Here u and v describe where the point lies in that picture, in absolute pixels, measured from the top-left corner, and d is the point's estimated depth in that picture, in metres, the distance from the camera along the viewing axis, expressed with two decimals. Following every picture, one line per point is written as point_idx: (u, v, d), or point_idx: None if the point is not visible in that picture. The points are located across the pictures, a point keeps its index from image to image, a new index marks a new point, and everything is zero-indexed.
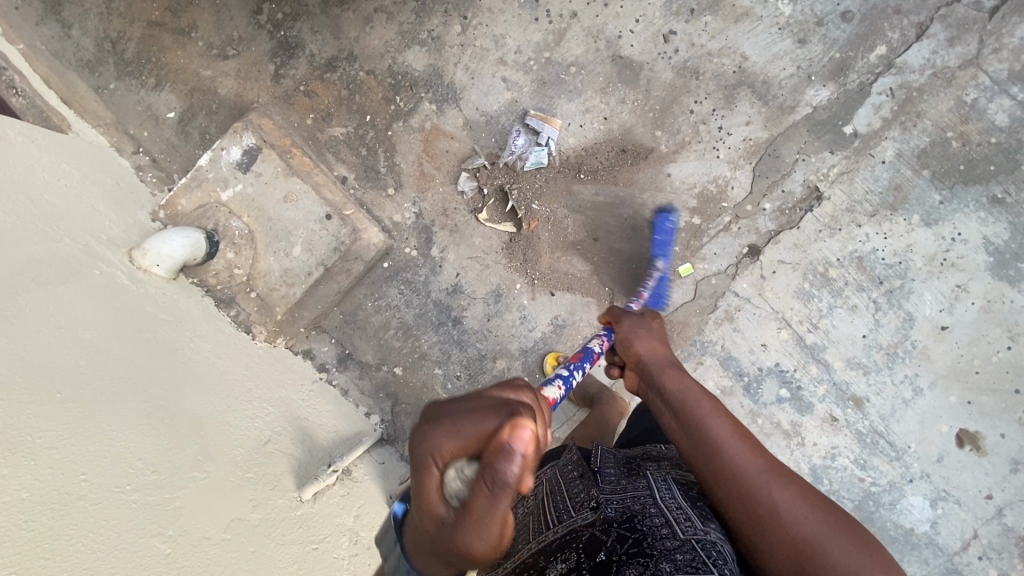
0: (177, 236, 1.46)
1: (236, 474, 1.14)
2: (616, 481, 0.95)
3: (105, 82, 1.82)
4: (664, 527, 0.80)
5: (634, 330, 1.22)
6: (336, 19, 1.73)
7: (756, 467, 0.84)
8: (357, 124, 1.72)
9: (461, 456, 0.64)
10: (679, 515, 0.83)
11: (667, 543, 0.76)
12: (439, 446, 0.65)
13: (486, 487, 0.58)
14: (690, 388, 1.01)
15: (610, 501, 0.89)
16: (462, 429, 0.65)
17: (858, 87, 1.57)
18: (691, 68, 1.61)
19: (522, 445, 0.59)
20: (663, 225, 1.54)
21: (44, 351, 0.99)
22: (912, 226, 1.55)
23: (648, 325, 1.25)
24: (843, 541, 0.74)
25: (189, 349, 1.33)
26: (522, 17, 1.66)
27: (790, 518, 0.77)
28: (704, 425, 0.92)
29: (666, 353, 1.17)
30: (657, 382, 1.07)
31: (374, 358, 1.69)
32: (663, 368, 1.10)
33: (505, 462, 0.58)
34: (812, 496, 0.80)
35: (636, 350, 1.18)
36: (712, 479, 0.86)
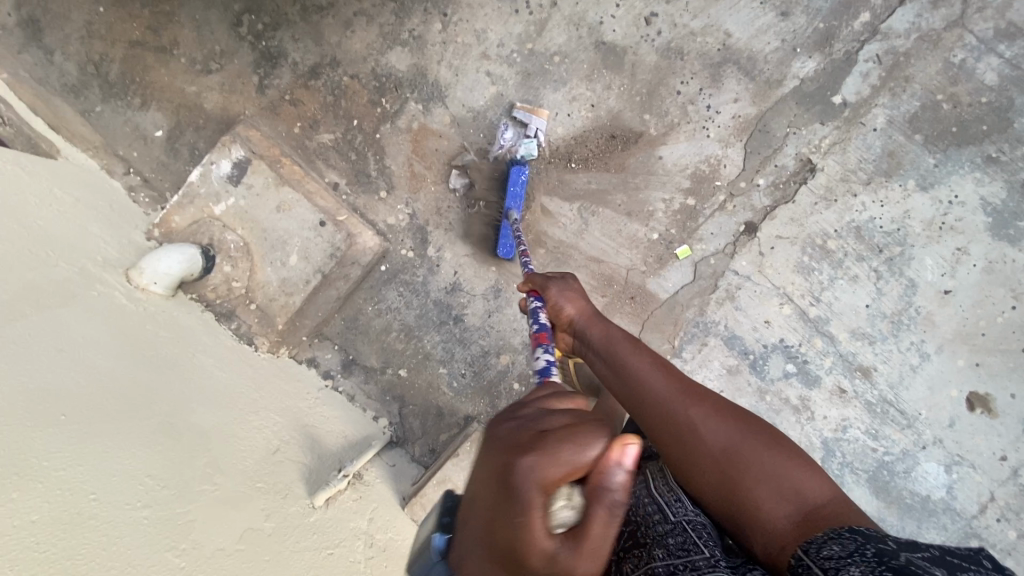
0: (173, 253, 1.46)
1: (246, 485, 1.14)
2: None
3: (90, 105, 1.82)
4: (654, 513, 0.84)
5: (560, 290, 1.08)
6: (316, 26, 1.73)
7: (715, 426, 0.80)
8: (345, 129, 1.72)
9: (556, 488, 0.49)
10: (666, 492, 0.87)
11: (658, 529, 0.81)
12: (531, 480, 0.49)
13: (607, 515, 0.49)
14: (629, 351, 0.93)
15: None
16: (550, 456, 0.50)
17: (844, 56, 1.56)
18: (676, 49, 1.60)
19: (634, 461, 0.50)
20: (565, 200, 1.62)
21: (47, 373, 1.00)
22: (908, 191, 1.54)
23: (570, 284, 1.11)
24: (759, 449, 0.78)
25: (192, 364, 1.33)
26: (502, 10, 1.66)
27: (712, 435, 0.79)
28: (656, 392, 0.85)
29: (594, 307, 1.07)
30: (584, 333, 1.02)
31: (378, 362, 1.69)
32: (589, 319, 1.03)
33: (616, 481, 0.49)
34: (731, 409, 0.83)
35: (566, 312, 1.06)
36: (643, 419, 0.85)
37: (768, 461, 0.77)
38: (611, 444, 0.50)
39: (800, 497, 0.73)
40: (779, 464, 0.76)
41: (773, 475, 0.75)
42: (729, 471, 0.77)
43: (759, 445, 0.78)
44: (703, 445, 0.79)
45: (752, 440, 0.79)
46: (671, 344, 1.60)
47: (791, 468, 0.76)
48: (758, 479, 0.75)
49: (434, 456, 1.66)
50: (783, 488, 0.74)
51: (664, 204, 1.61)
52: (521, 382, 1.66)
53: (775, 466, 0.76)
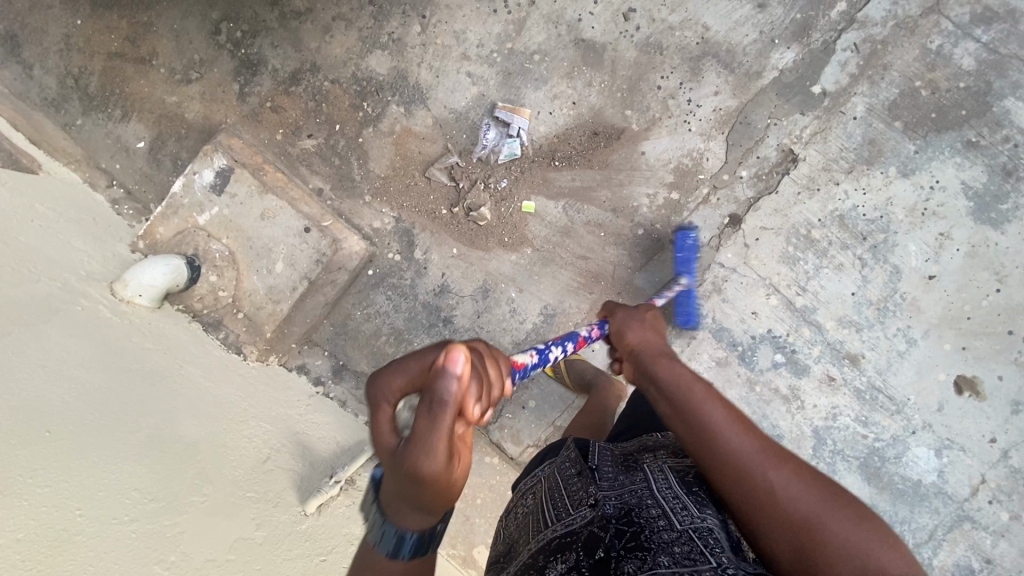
0: (158, 264, 1.45)
1: (237, 495, 1.14)
2: (614, 478, 0.95)
3: (71, 119, 1.82)
4: (659, 518, 0.81)
5: (627, 319, 1.16)
6: (295, 32, 1.72)
7: (795, 488, 0.78)
8: (327, 135, 1.71)
9: (411, 390, 0.72)
10: (674, 503, 0.84)
11: (664, 536, 0.78)
12: (388, 384, 0.72)
13: (428, 411, 0.64)
14: (703, 395, 0.91)
15: (608, 498, 0.89)
16: (405, 367, 0.73)
17: (822, 46, 1.56)
18: (655, 44, 1.60)
19: (458, 368, 0.65)
20: (685, 241, 1.51)
21: (31, 390, 1.00)
22: (889, 178, 1.55)
23: (642, 314, 1.18)
24: (840, 518, 0.74)
25: (179, 375, 1.33)
26: (480, 11, 1.66)
27: (790, 497, 0.77)
28: (729, 443, 0.83)
29: (662, 343, 1.10)
30: (648, 366, 1.04)
31: (369, 366, 1.69)
32: (658, 356, 1.06)
33: (444, 385, 0.64)
34: (813, 472, 0.80)
35: (629, 339, 1.13)
36: (706, 462, 0.84)
37: (852, 535, 0.72)
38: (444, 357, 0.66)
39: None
40: (859, 538, 0.72)
41: (855, 550, 0.71)
42: (807, 538, 0.73)
43: (839, 512, 0.74)
44: (779, 503, 0.77)
45: (832, 508, 0.75)
46: None
47: (878, 545, 0.71)
48: (841, 552, 0.71)
49: None
50: (866, 569, 0.69)
51: (648, 199, 1.62)
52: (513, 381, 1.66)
53: (861, 540, 0.72)
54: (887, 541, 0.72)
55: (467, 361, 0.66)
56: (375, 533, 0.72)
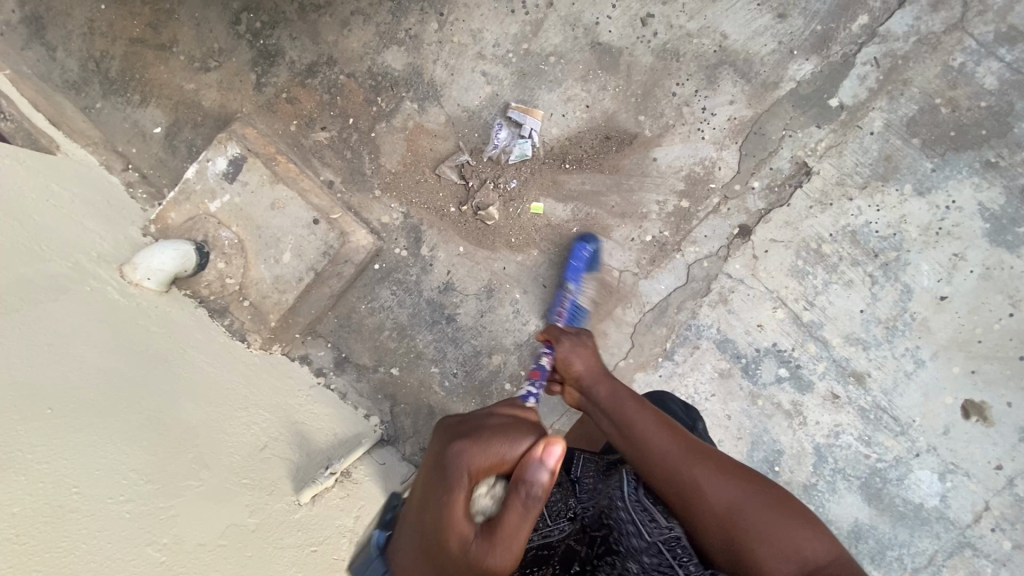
0: (167, 249, 1.47)
1: (234, 481, 1.14)
2: (592, 487, 1.03)
3: (91, 102, 1.84)
4: (630, 529, 0.91)
5: (570, 348, 1.15)
6: (314, 24, 1.74)
7: (722, 488, 0.86)
8: (340, 128, 1.72)
9: (491, 474, 0.77)
10: (643, 513, 0.91)
11: (634, 548, 0.89)
12: (471, 463, 0.77)
13: (521, 503, 0.73)
14: (637, 410, 0.97)
15: (586, 510, 1.00)
16: (491, 449, 0.78)
17: (842, 58, 1.54)
18: (672, 50, 1.59)
19: (553, 461, 0.75)
20: (579, 253, 1.57)
21: (36, 367, 1.01)
22: (904, 196, 1.52)
23: (585, 343, 1.19)
24: (759, 506, 0.84)
25: (182, 359, 1.34)
26: (498, 10, 1.66)
27: (719, 496, 0.85)
28: (663, 451, 0.90)
29: (602, 365, 1.14)
30: (586, 385, 1.10)
31: (371, 360, 1.70)
32: (595, 377, 1.11)
33: (534, 473, 0.74)
34: (733, 468, 0.89)
35: (573, 367, 1.14)
36: (644, 469, 0.91)
37: (773, 522, 0.82)
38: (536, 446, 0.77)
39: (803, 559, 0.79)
40: (779, 523, 0.82)
41: (776, 536, 0.81)
42: (735, 531, 0.82)
43: (761, 504, 0.84)
44: (710, 503, 0.85)
45: (754, 500, 0.85)
46: (663, 348, 1.59)
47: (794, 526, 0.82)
48: (763, 539, 0.81)
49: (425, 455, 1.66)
50: (785, 550, 0.79)
51: (658, 206, 1.61)
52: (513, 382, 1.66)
53: (780, 527, 0.82)
54: (802, 522, 0.82)
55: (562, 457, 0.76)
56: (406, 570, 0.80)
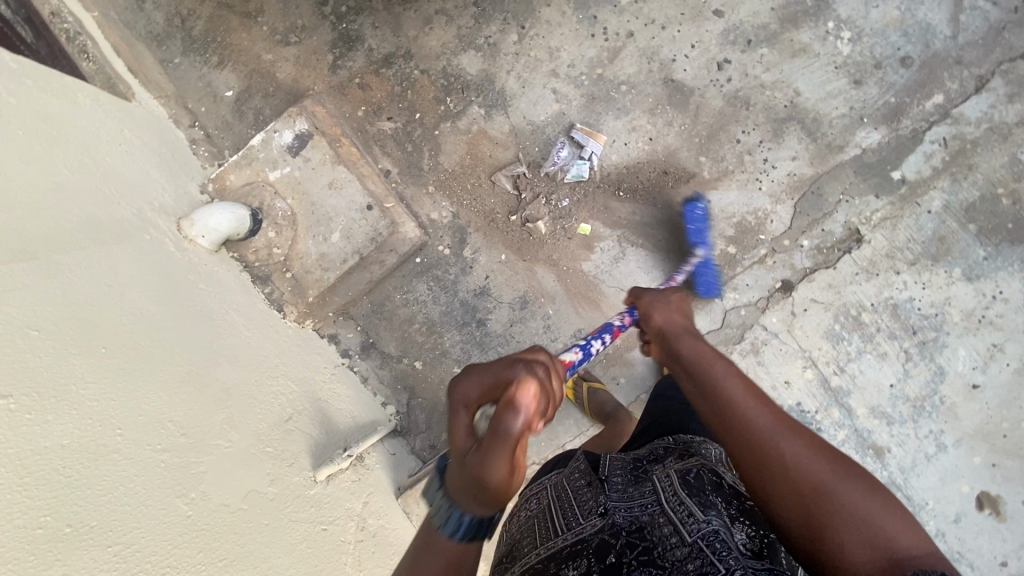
0: (224, 211, 1.50)
1: (258, 447, 1.16)
2: (623, 488, 0.94)
3: (170, 56, 1.90)
4: (670, 532, 0.79)
5: (652, 300, 1.28)
6: (397, 17, 1.78)
7: (803, 457, 0.79)
8: (406, 121, 1.77)
9: (486, 399, 0.83)
10: (680, 510, 0.82)
11: (675, 551, 0.76)
12: (466, 385, 0.85)
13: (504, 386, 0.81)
14: (722, 370, 0.99)
15: (618, 509, 0.89)
16: (481, 377, 0.85)
17: (911, 134, 1.55)
18: (743, 98, 1.61)
19: (524, 396, 0.76)
20: (692, 213, 1.54)
21: (94, 308, 1.05)
22: (952, 279, 1.52)
23: (668, 296, 1.30)
24: (844, 479, 0.75)
25: (223, 319, 1.37)
26: (579, 32, 1.69)
27: (798, 466, 0.79)
28: (743, 411, 0.89)
29: (685, 325, 1.22)
30: (674, 345, 1.15)
31: (397, 350, 1.72)
32: (680, 334, 1.18)
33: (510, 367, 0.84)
34: (817, 441, 0.82)
35: (654, 321, 1.25)
36: (724, 430, 0.89)
37: (861, 501, 0.72)
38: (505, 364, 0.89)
39: (892, 546, 0.68)
40: (867, 503, 0.72)
41: (862, 517, 0.71)
42: (812, 501, 0.74)
43: (842, 476, 0.76)
44: (788, 469, 0.79)
45: (844, 479, 0.75)
46: None
47: (889, 515, 0.70)
48: (845, 516, 0.71)
49: (434, 452, 1.68)
50: (869, 534, 0.69)
51: None
52: None
53: (869, 509, 0.72)
54: (897, 512, 0.71)
55: (535, 393, 0.77)
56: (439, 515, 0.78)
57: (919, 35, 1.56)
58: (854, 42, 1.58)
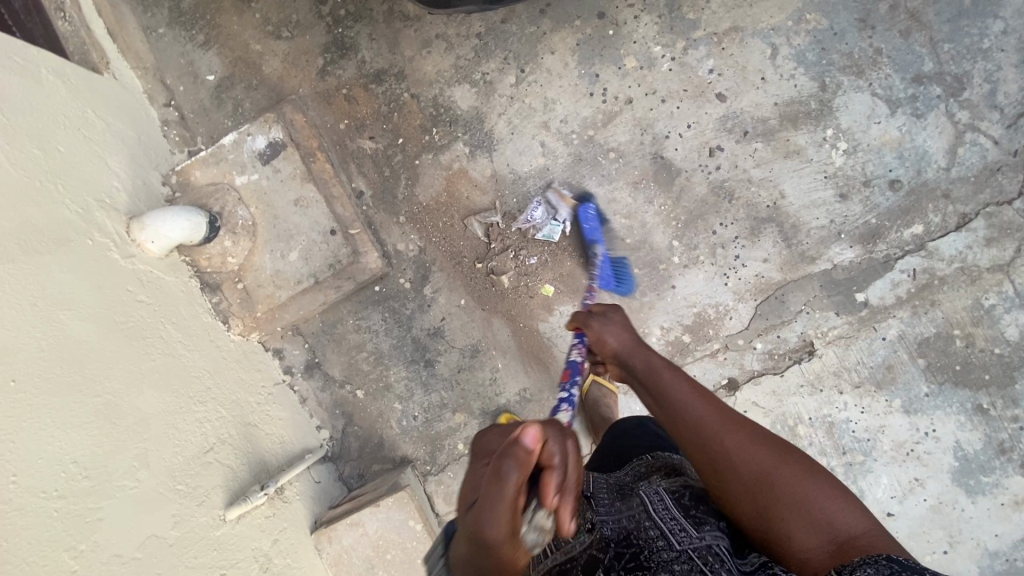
0: (180, 217, 1.44)
1: (168, 485, 1.15)
2: (610, 503, 0.99)
3: (155, 25, 1.82)
4: (659, 539, 0.90)
5: (603, 326, 1.19)
6: (396, 33, 1.71)
7: (755, 453, 0.89)
8: (387, 144, 1.72)
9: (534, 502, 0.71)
10: (673, 524, 0.91)
11: (663, 555, 0.87)
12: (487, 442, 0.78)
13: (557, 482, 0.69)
14: (667, 375, 1.03)
15: (606, 522, 0.94)
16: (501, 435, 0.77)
17: (884, 258, 1.54)
18: (727, 189, 1.58)
19: (539, 446, 0.68)
20: (585, 214, 1.57)
21: (12, 330, 1.01)
22: (891, 408, 1.55)
23: (613, 318, 1.21)
24: (792, 471, 0.87)
25: (159, 335, 1.34)
26: (578, 88, 1.63)
27: (746, 462, 0.88)
28: (696, 417, 0.95)
29: (636, 339, 1.16)
30: (627, 362, 1.12)
31: (340, 374, 1.71)
32: (633, 350, 1.13)
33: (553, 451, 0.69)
34: (768, 440, 0.91)
35: (609, 344, 1.17)
36: (680, 440, 0.96)
37: (808, 491, 0.85)
38: (515, 436, 0.68)
39: (834, 528, 0.81)
40: (820, 493, 0.84)
41: (811, 508, 0.83)
42: (765, 497, 0.86)
43: (790, 468, 0.87)
44: (746, 475, 0.88)
45: (791, 469, 0.87)
46: None
47: (830, 498, 0.83)
48: (797, 508, 0.83)
49: (360, 482, 1.69)
50: (815, 518, 0.82)
51: (661, 331, 1.61)
52: (466, 445, 1.69)
53: (812, 496, 0.84)
54: (832, 489, 0.85)
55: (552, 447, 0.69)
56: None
57: (914, 160, 1.54)
58: (848, 154, 1.55)
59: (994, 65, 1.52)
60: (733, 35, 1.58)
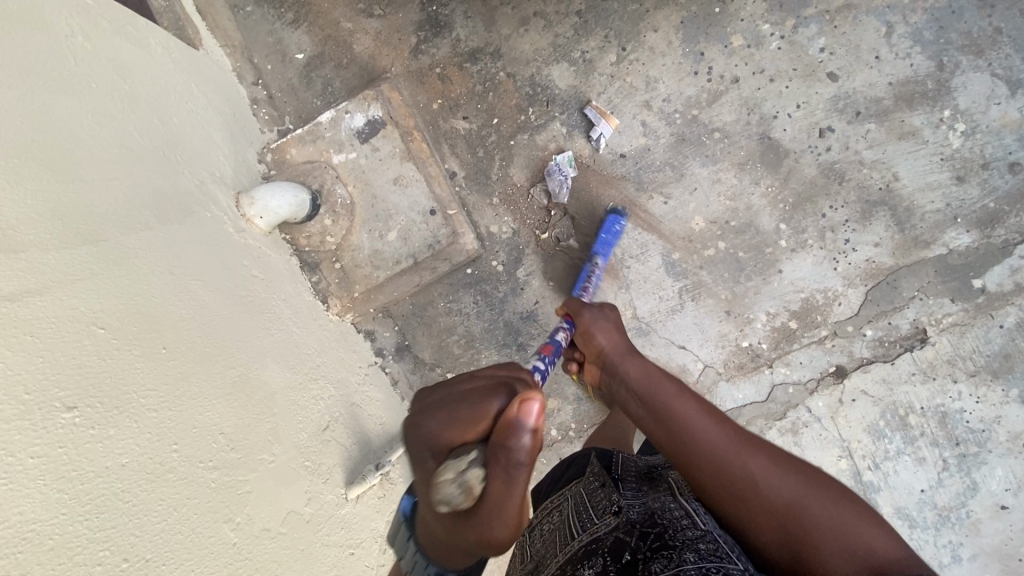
0: (286, 193, 1.42)
1: (298, 462, 1.13)
2: (636, 487, 1.01)
3: (243, 3, 1.81)
4: (684, 521, 0.86)
5: (595, 321, 1.29)
6: (492, 11, 1.68)
7: (772, 474, 0.86)
8: (481, 124, 1.69)
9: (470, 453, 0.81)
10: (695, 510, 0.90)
11: (687, 536, 0.82)
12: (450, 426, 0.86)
13: (502, 468, 0.78)
14: (676, 393, 1.03)
15: (632, 505, 0.94)
16: (465, 419, 0.85)
17: (1002, 243, 1.50)
18: (838, 171, 1.54)
19: (532, 421, 0.78)
20: (662, 274, 1.55)
21: (154, 298, 0.98)
22: (1007, 398, 1.50)
23: (606, 317, 1.33)
24: (813, 495, 0.82)
25: (273, 311, 1.32)
26: (682, 67, 1.60)
27: (769, 484, 0.85)
28: (707, 436, 0.93)
29: (626, 345, 1.26)
30: (619, 371, 1.18)
31: (431, 358, 1.69)
32: (623, 356, 1.21)
33: (516, 437, 0.77)
34: (785, 461, 0.88)
35: (596, 341, 1.27)
36: (691, 460, 0.92)
37: (830, 510, 0.80)
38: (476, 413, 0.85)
39: (870, 552, 0.73)
40: (832, 510, 0.80)
41: (840, 530, 0.77)
42: (791, 520, 0.81)
43: (814, 490, 0.83)
44: (765, 496, 0.84)
45: (814, 492, 0.83)
46: None
47: (863, 522, 0.77)
48: (822, 529, 0.78)
49: None
50: (851, 543, 0.75)
51: (766, 316, 1.57)
52: (559, 432, 1.66)
53: (834, 517, 0.79)
54: (844, 507, 0.80)
55: (540, 414, 0.79)
56: (407, 559, 0.92)
57: None
58: (967, 136, 1.51)
59: None
60: (845, 13, 1.54)
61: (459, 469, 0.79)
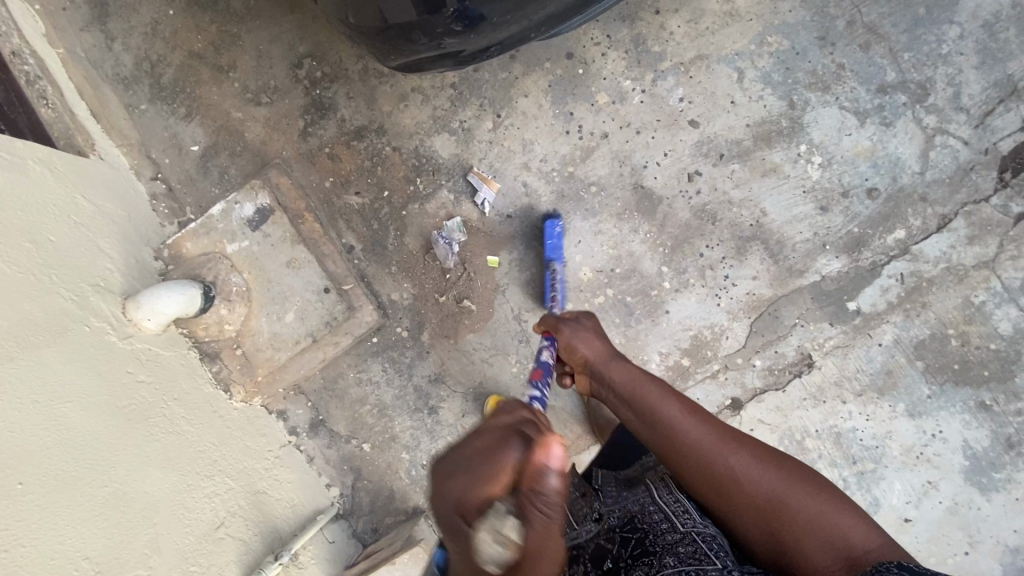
0: (172, 292, 1.45)
1: (180, 569, 1.19)
2: (615, 492, 1.07)
3: (137, 101, 1.83)
4: (663, 524, 0.95)
5: (573, 334, 1.17)
6: (372, 89, 1.75)
7: (757, 471, 0.90)
8: (373, 197, 1.74)
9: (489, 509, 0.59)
10: (674, 508, 0.98)
11: (667, 538, 0.92)
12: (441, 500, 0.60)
13: (538, 511, 0.60)
14: (655, 393, 1.01)
15: (611, 511, 1.01)
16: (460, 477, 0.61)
17: (870, 265, 1.57)
18: (710, 212, 1.61)
19: (558, 462, 0.62)
20: (627, 232, 1.59)
21: (14, 431, 1.00)
22: (895, 413, 1.55)
23: (585, 325, 1.19)
24: (794, 487, 0.88)
25: (162, 413, 1.35)
26: (554, 127, 1.67)
27: (752, 480, 0.89)
28: (691, 437, 0.94)
29: (609, 348, 1.15)
30: (602, 376, 1.10)
31: (346, 430, 1.71)
32: (609, 361, 1.11)
33: (548, 482, 0.60)
34: (771, 458, 0.91)
35: (579, 352, 1.15)
36: (675, 460, 0.95)
37: (808, 504, 0.86)
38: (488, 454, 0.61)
39: (847, 544, 0.81)
40: (815, 505, 0.86)
41: (815, 521, 0.84)
42: (777, 520, 0.86)
43: (792, 484, 0.88)
44: (750, 488, 0.89)
45: (794, 485, 0.88)
46: None
47: (837, 511, 0.84)
48: (804, 522, 0.84)
49: (375, 535, 1.70)
50: (828, 537, 0.82)
51: (660, 356, 1.62)
52: None
53: (818, 511, 0.85)
54: (828, 503, 0.86)
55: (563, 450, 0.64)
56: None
57: (889, 167, 1.57)
58: (824, 167, 1.59)
59: (955, 68, 1.57)
60: (699, 63, 1.63)
61: (496, 528, 0.58)
